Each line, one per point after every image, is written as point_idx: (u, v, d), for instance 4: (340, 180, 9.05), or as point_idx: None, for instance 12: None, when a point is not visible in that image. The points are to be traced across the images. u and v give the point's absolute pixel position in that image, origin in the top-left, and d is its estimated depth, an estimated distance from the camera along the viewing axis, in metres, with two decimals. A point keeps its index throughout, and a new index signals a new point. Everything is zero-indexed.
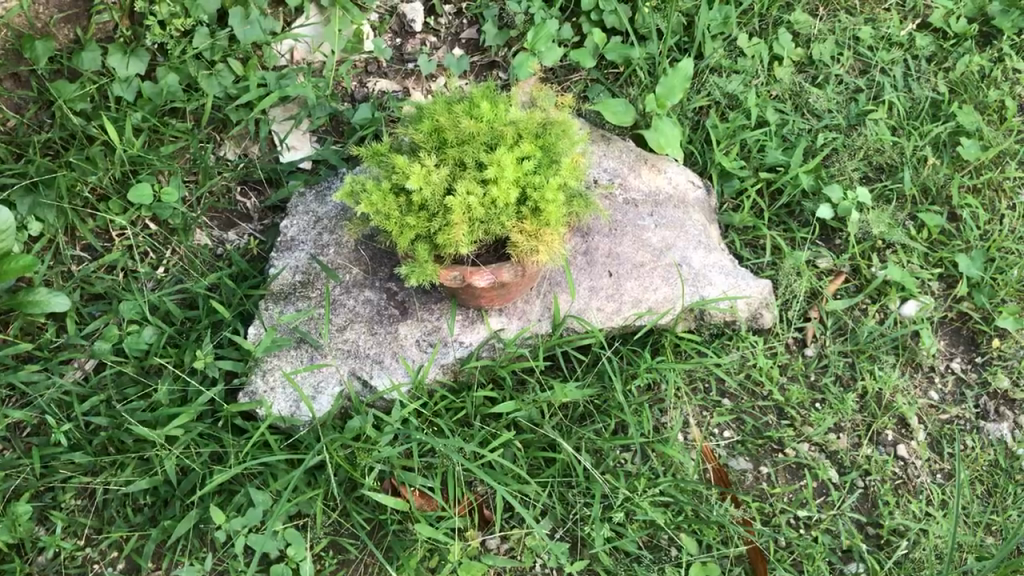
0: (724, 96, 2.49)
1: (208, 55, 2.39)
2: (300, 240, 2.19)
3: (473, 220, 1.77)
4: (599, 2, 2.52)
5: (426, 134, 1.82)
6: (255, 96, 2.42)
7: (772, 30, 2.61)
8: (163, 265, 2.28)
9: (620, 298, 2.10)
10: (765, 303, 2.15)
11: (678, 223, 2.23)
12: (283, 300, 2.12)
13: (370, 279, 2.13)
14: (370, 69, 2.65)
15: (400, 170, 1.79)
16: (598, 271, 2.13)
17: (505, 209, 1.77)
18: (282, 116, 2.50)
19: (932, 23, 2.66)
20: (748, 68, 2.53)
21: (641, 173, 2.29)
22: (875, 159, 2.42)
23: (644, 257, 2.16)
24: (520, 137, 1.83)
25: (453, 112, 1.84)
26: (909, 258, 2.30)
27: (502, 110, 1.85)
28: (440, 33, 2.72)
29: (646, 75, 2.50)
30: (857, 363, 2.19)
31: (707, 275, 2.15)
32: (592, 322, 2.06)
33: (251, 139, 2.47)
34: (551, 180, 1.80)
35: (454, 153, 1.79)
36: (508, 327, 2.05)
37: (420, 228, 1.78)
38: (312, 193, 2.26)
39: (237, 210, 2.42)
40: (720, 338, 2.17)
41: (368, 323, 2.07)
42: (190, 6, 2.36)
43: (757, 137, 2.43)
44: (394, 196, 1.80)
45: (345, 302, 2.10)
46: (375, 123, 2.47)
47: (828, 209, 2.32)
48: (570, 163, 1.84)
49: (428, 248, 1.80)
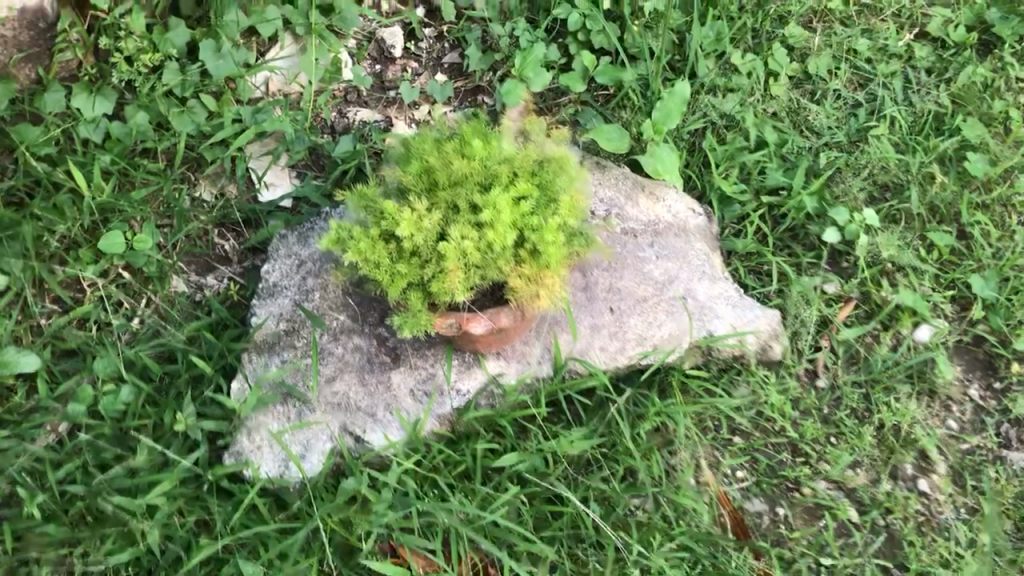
0: (720, 116, 2.41)
1: (179, 91, 2.32)
2: (283, 286, 2.08)
3: (469, 266, 1.67)
4: (585, 22, 2.47)
5: (415, 175, 1.71)
6: (231, 132, 2.32)
7: (765, 45, 2.54)
8: (138, 316, 2.15)
9: (624, 336, 2.00)
10: (774, 335, 2.05)
11: (680, 253, 2.13)
12: (267, 352, 2.00)
13: (359, 326, 2.01)
14: (349, 98, 2.55)
15: (389, 216, 1.68)
16: (599, 307, 2.03)
17: (502, 253, 1.67)
18: (261, 152, 2.40)
19: (931, 32, 2.59)
20: (743, 86, 2.45)
21: (639, 203, 2.19)
22: (878, 178, 2.32)
23: (646, 291, 2.06)
24: (515, 174, 1.72)
25: (442, 150, 1.73)
26: (921, 281, 2.20)
27: (495, 146, 1.74)
28: (421, 57, 2.64)
29: (639, 97, 2.40)
30: (872, 394, 2.09)
31: (712, 308, 2.06)
32: (594, 363, 1.96)
33: (227, 178, 2.35)
34: (550, 221, 1.70)
35: (446, 195, 1.68)
36: (507, 372, 1.95)
37: (412, 275, 1.69)
38: (294, 235, 2.14)
39: (215, 252, 2.29)
40: (729, 373, 2.07)
41: (358, 373, 1.96)
42: (158, 41, 2.31)
43: (757, 158, 2.34)
44: (383, 243, 1.69)
45: (333, 351, 1.99)
46: (357, 156, 2.38)
47: (835, 233, 2.22)
48: (569, 202, 1.73)
49: (421, 296, 1.70)
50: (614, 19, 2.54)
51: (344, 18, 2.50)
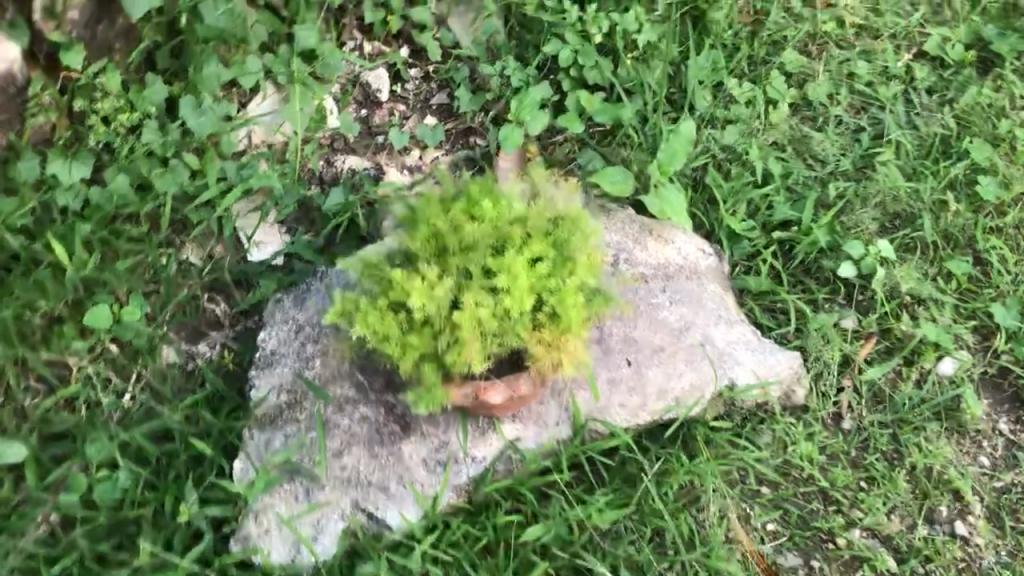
0: (722, 149, 2.33)
1: (160, 151, 2.21)
2: (281, 354, 1.97)
3: (486, 333, 1.59)
4: (577, 58, 2.39)
5: (423, 241, 1.63)
6: (217, 193, 2.22)
7: (762, 72, 2.47)
8: (129, 392, 2.04)
9: (643, 390, 1.91)
10: (797, 379, 1.98)
11: (695, 297, 2.04)
12: (269, 428, 1.90)
13: (364, 393, 1.90)
14: (336, 145, 2.45)
15: (398, 285, 1.60)
16: (615, 360, 1.94)
17: (520, 318, 1.59)
18: (248, 209, 2.29)
19: (928, 52, 2.53)
20: (743, 116, 2.38)
21: (647, 246, 2.10)
22: (890, 207, 2.25)
23: (663, 340, 1.97)
24: (528, 235, 1.64)
25: (449, 212, 1.65)
26: (941, 312, 2.13)
27: (505, 205, 1.66)
28: (408, 100, 2.54)
29: (638, 134, 2.34)
30: (900, 434, 2.02)
31: (733, 354, 1.97)
32: (615, 421, 1.88)
33: (216, 240, 2.24)
34: (568, 281, 1.62)
35: (457, 262, 1.60)
36: (525, 436, 1.86)
37: (425, 346, 1.60)
38: (290, 298, 2.04)
39: (205, 318, 2.18)
40: (752, 421, 1.99)
41: (367, 446, 1.86)
42: (135, 99, 2.21)
43: (764, 193, 2.26)
44: (394, 312, 1.61)
45: (339, 423, 1.88)
46: (348, 208, 2.28)
47: (850, 267, 2.16)
48: (586, 260, 1.65)
49: (435, 367, 1.62)
50: (606, 53, 2.46)
51: (328, 65, 2.41)
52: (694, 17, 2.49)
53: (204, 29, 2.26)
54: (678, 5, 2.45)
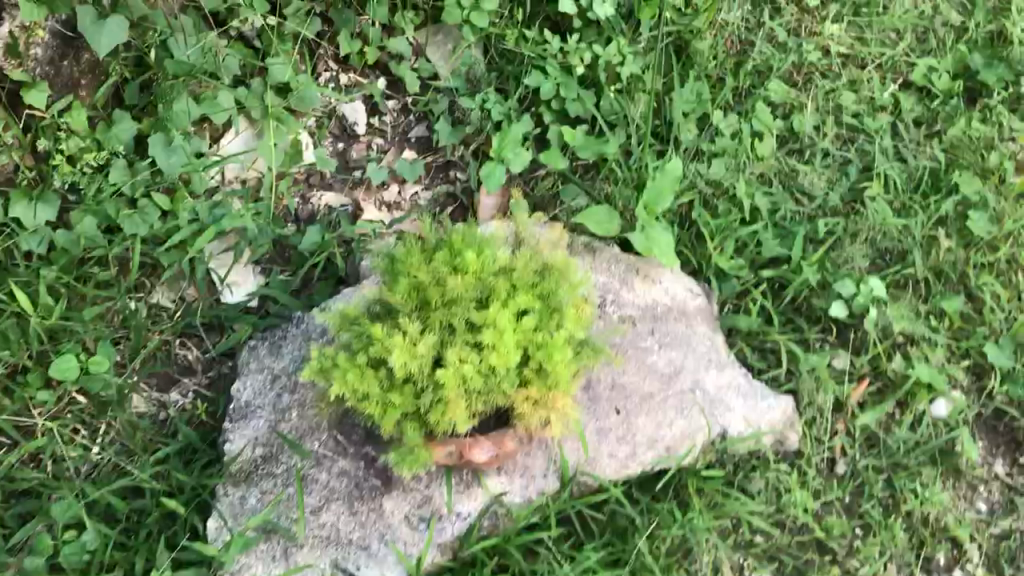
0: (708, 184, 2.28)
1: (129, 192, 2.14)
2: (255, 406, 1.89)
3: (470, 391, 1.52)
4: (560, 91, 2.33)
5: (404, 293, 1.56)
6: (188, 234, 2.15)
7: (747, 103, 2.42)
8: (98, 444, 1.96)
9: (633, 439, 1.84)
10: (789, 425, 1.94)
11: (683, 340, 1.98)
12: (245, 484, 1.83)
13: (343, 445, 1.83)
14: (311, 181, 2.39)
15: (378, 341, 1.53)
16: (603, 408, 1.87)
17: (506, 375, 1.53)
18: (220, 249, 2.22)
19: (914, 82, 2.49)
20: (727, 148, 2.32)
21: (634, 286, 2.03)
22: (879, 243, 2.22)
23: (652, 387, 1.90)
24: (513, 287, 1.58)
25: (431, 263, 1.58)
26: (933, 352, 2.08)
27: (488, 256, 1.60)
28: (386, 133, 2.47)
29: (624, 170, 2.28)
30: (895, 480, 1.98)
31: (724, 401, 1.91)
32: (603, 473, 1.82)
33: (188, 281, 2.17)
34: (555, 335, 1.56)
35: (440, 316, 1.53)
36: (511, 490, 1.79)
37: (407, 405, 1.53)
38: (265, 344, 1.98)
39: (178, 364, 2.12)
40: (745, 468, 1.95)
41: (347, 501, 1.79)
42: (103, 138, 2.13)
43: (752, 230, 2.21)
44: (373, 369, 1.54)
45: (317, 477, 1.81)
46: (325, 248, 2.22)
47: (841, 306, 2.11)
48: (573, 313, 1.60)
49: (418, 427, 1.55)
50: (589, 85, 2.40)
51: (303, 97, 2.33)
52: (677, 47, 2.43)
53: (174, 65, 2.19)
54: (663, 36, 2.40)
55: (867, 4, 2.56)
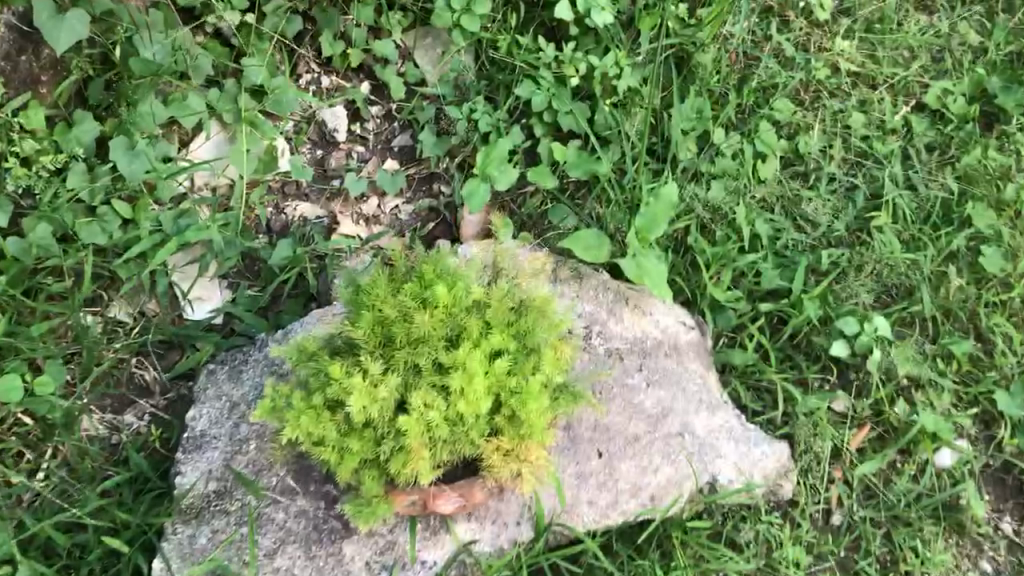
0: (706, 208, 2.13)
1: (88, 198, 2.00)
2: (211, 436, 1.77)
3: (435, 440, 1.39)
4: (552, 103, 2.19)
5: (367, 328, 1.42)
6: (149, 245, 2.01)
7: (751, 122, 2.28)
8: (43, 469, 1.85)
9: (614, 486, 1.72)
10: (784, 474, 1.81)
11: (673, 377, 1.85)
12: (195, 522, 1.70)
13: (303, 483, 1.70)
14: (287, 190, 2.26)
15: (336, 381, 1.39)
16: (584, 451, 1.74)
17: (475, 423, 1.40)
18: (185, 261, 2.08)
19: (927, 105, 2.36)
20: (727, 169, 2.20)
21: (622, 317, 1.90)
22: (887, 279, 2.08)
23: (637, 429, 1.77)
24: (486, 326, 1.45)
25: (398, 295, 1.45)
26: (940, 399, 1.96)
27: (461, 288, 1.46)
28: (368, 140, 2.34)
29: (618, 190, 2.14)
30: (894, 535, 1.87)
31: (714, 446, 1.78)
32: (581, 522, 1.69)
33: (148, 294, 2.04)
34: (530, 379, 1.43)
35: (404, 356, 1.40)
36: (480, 538, 1.66)
37: (365, 452, 1.41)
38: (225, 369, 1.86)
39: (136, 384, 2.01)
40: (734, 519, 1.84)
41: (304, 545, 1.66)
42: (61, 140, 1.99)
43: (752, 260, 2.07)
44: (329, 412, 1.41)
45: (273, 517, 1.68)
46: (297, 263, 2.09)
47: (843, 345, 1.97)
48: (552, 355, 1.46)
49: (377, 475, 1.43)
50: (584, 96, 2.26)
51: (280, 101, 2.20)
52: (678, 59, 2.29)
53: (141, 63, 2.05)
54: (663, 48, 2.25)
55: (879, 20, 2.41)
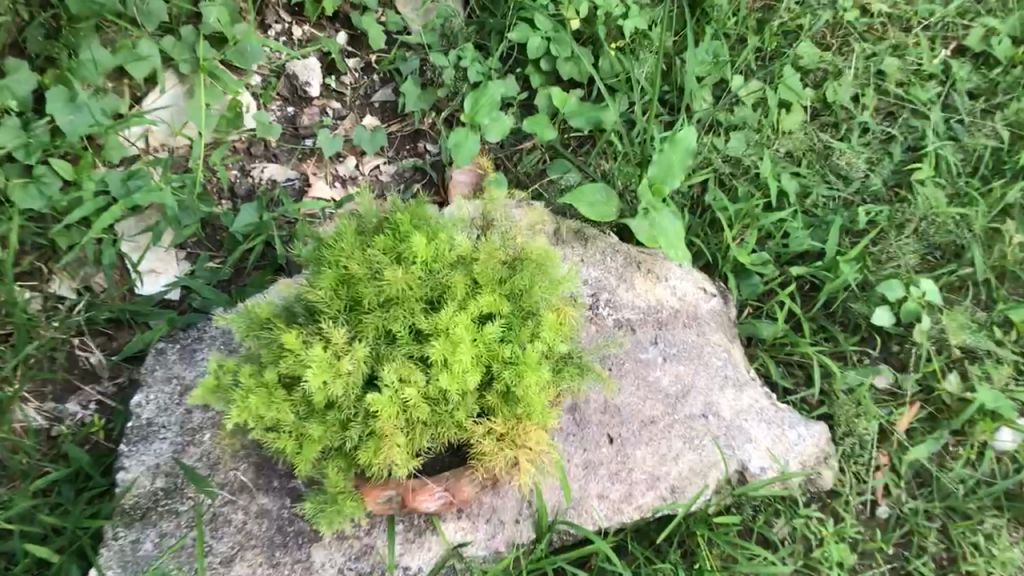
0: (727, 160, 1.89)
1: (22, 156, 1.73)
2: (159, 425, 1.53)
3: (414, 423, 1.15)
4: (550, 47, 1.93)
5: (329, 289, 1.18)
6: (92, 209, 1.76)
7: (773, 68, 2.01)
8: None
9: (629, 477, 1.48)
10: (824, 460, 1.58)
11: (693, 351, 1.60)
12: (139, 525, 1.45)
13: (265, 479, 1.47)
14: (253, 151, 2.00)
15: (292, 354, 1.15)
16: (593, 436, 1.50)
17: (461, 401, 1.16)
18: (135, 230, 1.84)
19: (969, 48, 2.10)
20: (748, 120, 1.94)
21: (633, 283, 1.65)
22: (932, 238, 1.84)
23: (654, 410, 1.53)
24: (474, 284, 1.20)
25: (367, 248, 1.20)
26: (1000, 372, 1.71)
27: (444, 240, 1.21)
28: (345, 96, 2.08)
29: (627, 143, 1.89)
30: (951, 529, 1.62)
31: (743, 429, 1.54)
32: (591, 519, 1.45)
33: (93, 267, 1.80)
34: (528, 348, 1.18)
35: (374, 321, 1.15)
36: (472, 540, 1.42)
37: (328, 439, 1.16)
38: (176, 348, 1.63)
39: (78, 368, 1.77)
40: (767, 513, 1.59)
41: (267, 551, 1.42)
42: None
43: (779, 218, 1.83)
44: (285, 390, 1.17)
45: (230, 518, 1.44)
46: (263, 230, 1.84)
47: (887, 313, 1.73)
48: (554, 320, 1.22)
49: (344, 467, 1.18)
50: (586, 42, 2.01)
51: (243, 51, 1.94)
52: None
53: (77, 3, 1.78)
54: None
55: None
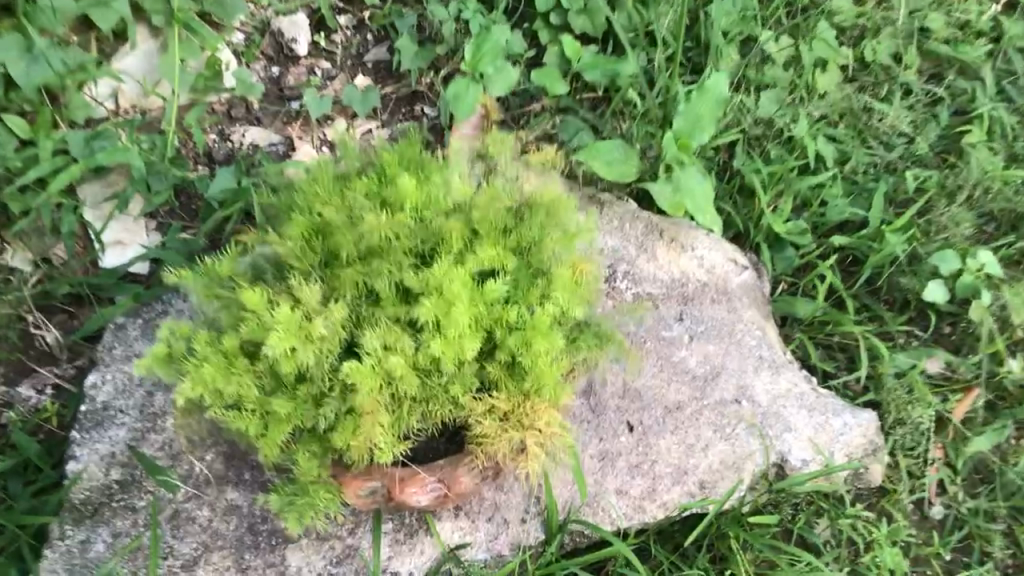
0: (758, 122, 1.69)
1: None
2: (116, 411, 1.33)
3: (401, 399, 0.96)
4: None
5: (301, 241, 1.00)
6: (49, 170, 1.57)
7: (806, 23, 1.79)
8: None
9: (652, 470, 1.29)
10: (873, 453, 1.38)
11: (723, 329, 1.41)
12: (89, 523, 1.26)
13: (235, 471, 1.28)
14: (234, 113, 1.81)
15: (255, 316, 0.97)
16: (610, 423, 1.31)
17: (457, 373, 0.97)
18: (100, 196, 1.64)
19: (1021, 3, 1.89)
20: (780, 80, 1.74)
21: (655, 253, 1.46)
22: (985, 207, 1.66)
23: (680, 394, 1.34)
24: (473, 236, 1.01)
25: (347, 195, 1.02)
26: None
27: (437, 185, 1.03)
28: (335, 56, 1.88)
29: (648, 101, 1.69)
30: (1018, 533, 1.44)
31: (780, 416, 1.35)
32: (609, 518, 1.27)
33: (50, 237, 1.61)
34: (538, 310, 0.99)
35: (353, 277, 0.97)
36: (472, 542, 1.23)
37: (299, 420, 0.97)
38: (138, 325, 1.41)
39: (33, 349, 1.59)
40: (808, 513, 1.40)
41: (236, 553, 1.24)
42: None
43: (816, 183, 1.64)
44: (247, 359, 0.98)
45: (194, 516, 1.26)
46: (242, 196, 1.63)
47: (941, 288, 1.55)
48: (570, 277, 1.02)
49: (319, 453, 0.99)
50: None
51: (224, 4, 1.74)
52: None
53: None
54: None
55: None
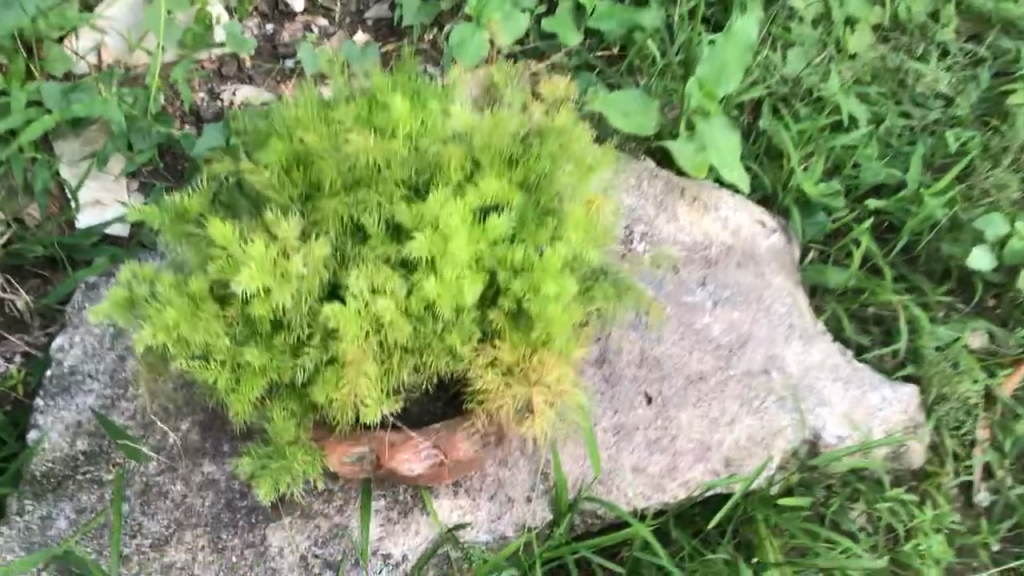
0: (786, 80, 1.56)
1: None
2: (85, 375, 1.19)
3: (391, 349, 0.84)
4: None
5: (278, 170, 0.88)
6: (20, 122, 1.46)
7: None
8: None
9: (672, 445, 1.17)
10: (913, 431, 1.25)
11: (751, 295, 1.27)
12: (51, 498, 1.15)
13: (212, 442, 1.14)
14: (225, 71, 1.64)
15: (225, 254, 0.85)
16: (625, 394, 1.19)
17: (455, 321, 0.85)
18: (78, 153, 1.52)
19: None
20: (807, 38, 1.58)
21: (676, 214, 1.32)
22: None
23: (703, 363, 1.22)
24: (474, 166, 0.89)
25: (333, 120, 0.91)
26: None
27: (432, 110, 0.91)
28: (333, 11, 1.70)
29: (669, 55, 1.56)
30: None
31: (814, 389, 1.23)
32: (623, 497, 1.16)
33: (23, 196, 1.50)
34: (547, 250, 0.87)
35: (336, 209, 0.85)
36: (472, 521, 1.12)
37: (276, 372, 0.85)
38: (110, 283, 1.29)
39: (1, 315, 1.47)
40: (841, 495, 1.29)
41: (213, 532, 1.12)
42: None
43: (850, 142, 1.52)
44: (217, 303, 0.87)
45: (167, 491, 1.14)
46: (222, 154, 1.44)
47: (987, 253, 1.43)
48: (583, 215, 0.90)
49: (300, 410, 0.88)
50: None
51: None
52: None
53: None
54: None
55: None
